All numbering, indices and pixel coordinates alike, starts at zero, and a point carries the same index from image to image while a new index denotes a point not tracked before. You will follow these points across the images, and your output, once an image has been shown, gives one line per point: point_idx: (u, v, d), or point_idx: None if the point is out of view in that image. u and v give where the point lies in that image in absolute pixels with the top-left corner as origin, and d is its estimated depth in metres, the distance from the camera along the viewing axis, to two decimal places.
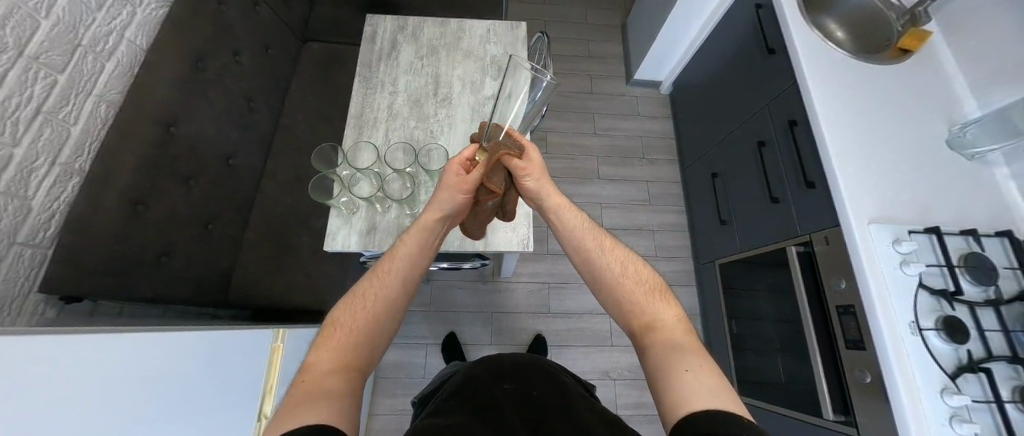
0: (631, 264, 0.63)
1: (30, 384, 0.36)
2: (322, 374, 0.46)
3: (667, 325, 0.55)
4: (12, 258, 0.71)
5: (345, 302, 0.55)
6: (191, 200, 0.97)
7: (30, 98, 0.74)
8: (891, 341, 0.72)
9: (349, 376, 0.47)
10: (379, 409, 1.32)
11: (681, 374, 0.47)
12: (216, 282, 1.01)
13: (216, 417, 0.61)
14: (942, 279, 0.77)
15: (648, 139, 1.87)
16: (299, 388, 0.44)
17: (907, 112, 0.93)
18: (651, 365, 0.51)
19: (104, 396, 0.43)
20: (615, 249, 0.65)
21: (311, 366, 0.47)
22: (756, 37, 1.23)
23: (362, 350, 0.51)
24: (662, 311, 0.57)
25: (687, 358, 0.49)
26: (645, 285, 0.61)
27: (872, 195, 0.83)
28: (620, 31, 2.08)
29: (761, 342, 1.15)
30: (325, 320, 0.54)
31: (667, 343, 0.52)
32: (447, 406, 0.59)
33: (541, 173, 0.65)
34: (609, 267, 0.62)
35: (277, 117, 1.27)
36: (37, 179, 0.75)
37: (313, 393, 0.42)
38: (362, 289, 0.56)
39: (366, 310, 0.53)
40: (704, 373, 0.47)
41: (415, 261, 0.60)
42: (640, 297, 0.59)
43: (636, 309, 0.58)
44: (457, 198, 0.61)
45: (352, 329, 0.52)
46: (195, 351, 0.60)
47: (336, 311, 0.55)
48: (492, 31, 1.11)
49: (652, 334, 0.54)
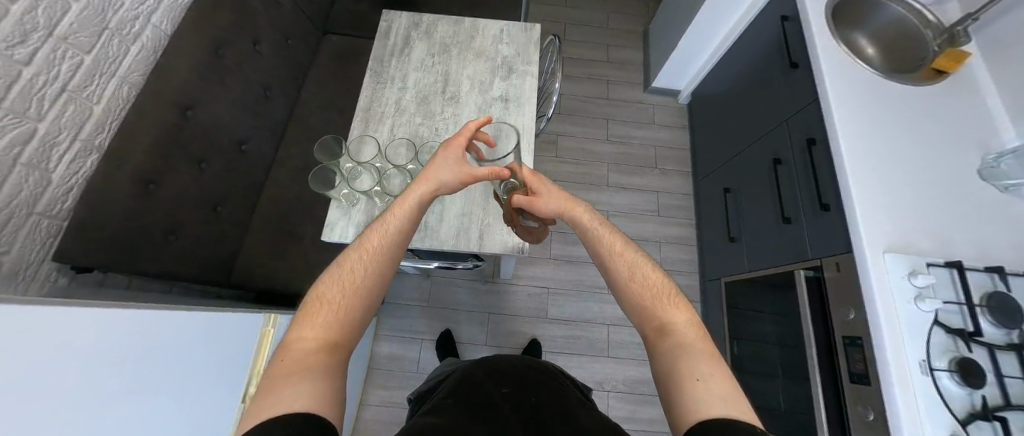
0: (644, 268, 0.61)
1: (35, 348, 0.38)
2: (305, 352, 0.47)
3: (680, 330, 0.54)
4: (30, 227, 0.75)
5: (327, 277, 0.54)
6: (202, 182, 1.00)
7: (56, 77, 0.77)
8: (897, 379, 0.68)
9: (331, 354, 0.48)
10: (371, 399, 1.34)
11: (690, 384, 0.46)
12: (221, 262, 1.04)
13: (208, 394, 0.63)
14: (960, 318, 0.72)
15: (661, 149, 1.82)
16: (283, 366, 0.45)
17: (939, 139, 0.88)
18: (663, 370, 0.51)
19: (86, 367, 0.43)
20: (627, 252, 0.63)
21: (294, 343, 0.48)
22: (779, 50, 1.19)
23: (344, 326, 0.51)
24: (673, 316, 0.56)
25: (698, 365, 0.48)
26: (657, 289, 0.59)
27: (891, 224, 0.79)
28: (641, 37, 2.05)
29: (762, 366, 1.11)
30: (308, 294, 0.53)
31: (676, 349, 0.51)
32: (444, 405, 0.59)
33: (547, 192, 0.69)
34: (621, 272, 0.61)
35: (293, 107, 1.30)
36: (57, 154, 0.78)
37: (295, 374, 0.43)
38: (346, 264, 0.55)
39: (351, 285, 0.53)
40: (716, 382, 0.46)
41: (400, 233, 0.59)
42: (650, 302, 0.57)
43: (648, 313, 0.57)
44: (447, 178, 0.64)
45: (336, 305, 0.52)
46: (194, 328, 0.63)
47: (320, 286, 0.54)
48: (505, 32, 1.11)
49: (663, 339, 0.53)
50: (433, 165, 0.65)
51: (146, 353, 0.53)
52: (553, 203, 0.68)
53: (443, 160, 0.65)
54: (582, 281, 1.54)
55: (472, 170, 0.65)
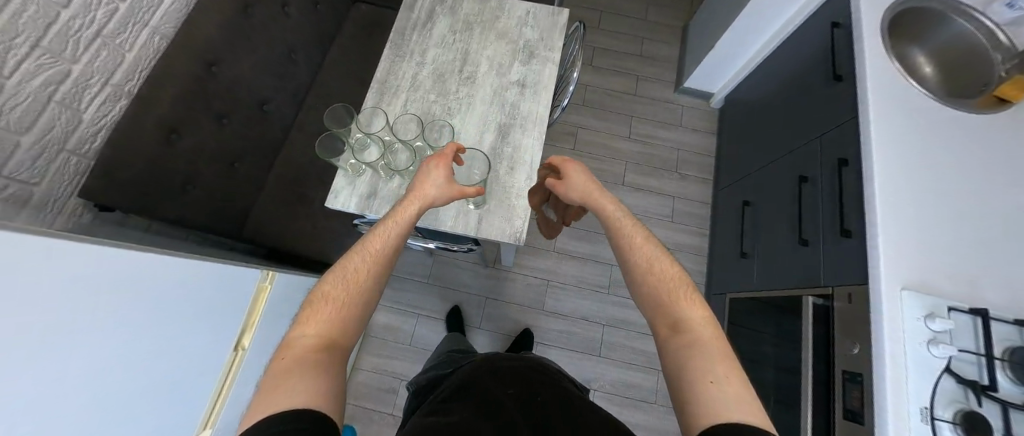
0: (661, 262, 0.60)
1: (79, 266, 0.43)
2: (305, 350, 0.46)
3: (695, 326, 0.52)
4: (60, 163, 0.80)
5: (331, 277, 0.55)
6: (222, 138, 1.03)
7: (92, 22, 0.80)
8: (894, 425, 0.64)
9: (331, 353, 0.48)
10: (364, 364, 1.39)
11: (702, 385, 0.44)
12: (235, 217, 1.09)
13: (206, 340, 0.67)
14: (975, 369, 0.67)
15: (685, 152, 1.75)
16: (284, 364, 0.44)
17: (987, 173, 0.80)
18: (674, 368, 0.49)
19: (102, 301, 0.45)
20: (647, 245, 0.62)
21: (295, 341, 0.48)
22: (824, 60, 1.10)
23: (345, 327, 0.51)
24: (688, 312, 0.53)
25: (712, 367, 0.46)
26: (672, 283, 0.57)
27: (914, 261, 0.73)
28: (680, 33, 1.95)
29: (756, 388, 1.08)
30: (311, 293, 0.53)
31: (689, 347, 0.49)
32: (450, 405, 0.59)
33: (568, 187, 0.74)
34: (640, 265, 0.60)
35: (316, 72, 1.32)
36: (89, 96, 0.83)
37: (295, 372, 0.43)
38: (349, 265, 0.56)
39: (355, 286, 0.54)
40: (731, 385, 0.44)
41: (394, 241, 0.60)
42: (666, 297, 0.56)
43: (662, 308, 0.55)
44: (440, 194, 0.68)
45: (339, 306, 0.52)
46: (201, 279, 0.67)
47: (323, 286, 0.54)
48: (531, 14, 1.07)
49: (677, 336, 0.51)
50: (425, 182, 0.68)
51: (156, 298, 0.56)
52: (575, 194, 0.73)
53: (433, 177, 0.69)
54: (582, 278, 1.53)
55: (464, 189, 0.71)
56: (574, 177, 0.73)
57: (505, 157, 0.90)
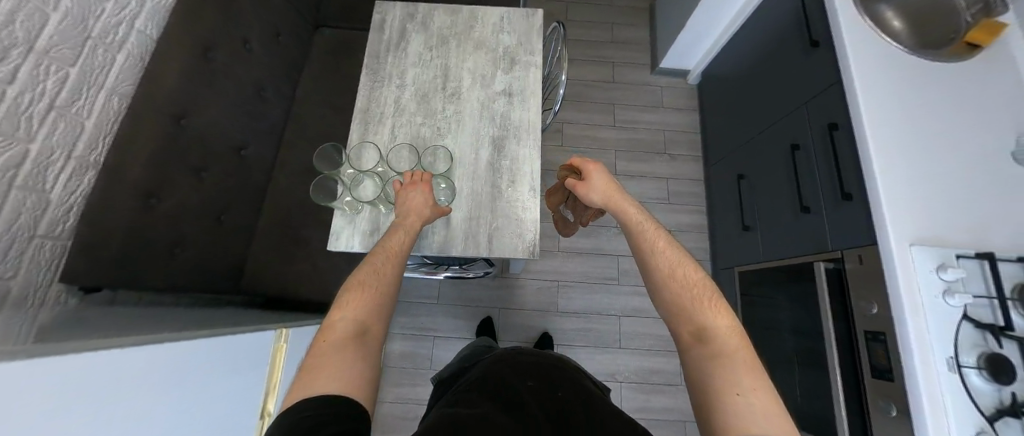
0: (683, 267, 0.59)
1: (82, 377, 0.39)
2: (341, 335, 0.46)
3: (718, 335, 0.51)
4: (34, 250, 0.74)
5: (360, 271, 0.55)
6: (203, 193, 0.98)
7: (42, 94, 0.73)
8: (923, 377, 0.66)
9: (369, 340, 0.48)
10: (386, 396, 1.36)
11: (729, 397, 0.44)
12: (229, 271, 1.04)
13: (223, 413, 0.63)
14: (990, 312, 0.70)
15: (670, 133, 1.76)
16: (324, 348, 0.44)
17: (970, 118, 0.83)
18: (698, 378, 0.49)
19: (111, 406, 0.42)
20: (670, 250, 0.61)
21: (333, 326, 0.48)
22: (798, 27, 1.11)
23: (379, 315, 0.52)
24: (711, 319, 0.53)
25: (740, 379, 0.46)
26: (694, 290, 0.56)
27: (917, 216, 0.75)
28: (647, 14, 1.95)
29: (778, 356, 1.10)
30: (344, 283, 0.54)
31: (716, 358, 0.49)
32: (469, 396, 0.57)
33: (592, 192, 0.70)
34: (661, 268, 0.59)
35: (290, 108, 1.27)
36: (53, 173, 0.77)
37: (335, 358, 0.43)
38: (376, 260, 0.57)
39: (384, 279, 0.55)
40: (757, 399, 0.43)
41: (406, 245, 0.62)
42: (687, 302, 0.55)
43: (683, 315, 0.55)
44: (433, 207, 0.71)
45: (372, 295, 0.52)
46: (210, 352, 0.63)
47: (354, 277, 0.54)
48: (505, 19, 1.04)
49: (700, 345, 0.51)
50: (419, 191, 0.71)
51: (166, 387, 0.52)
52: (597, 197, 0.70)
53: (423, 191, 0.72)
54: (591, 273, 1.53)
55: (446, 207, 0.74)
56: (596, 179, 0.71)
57: (504, 170, 0.88)
